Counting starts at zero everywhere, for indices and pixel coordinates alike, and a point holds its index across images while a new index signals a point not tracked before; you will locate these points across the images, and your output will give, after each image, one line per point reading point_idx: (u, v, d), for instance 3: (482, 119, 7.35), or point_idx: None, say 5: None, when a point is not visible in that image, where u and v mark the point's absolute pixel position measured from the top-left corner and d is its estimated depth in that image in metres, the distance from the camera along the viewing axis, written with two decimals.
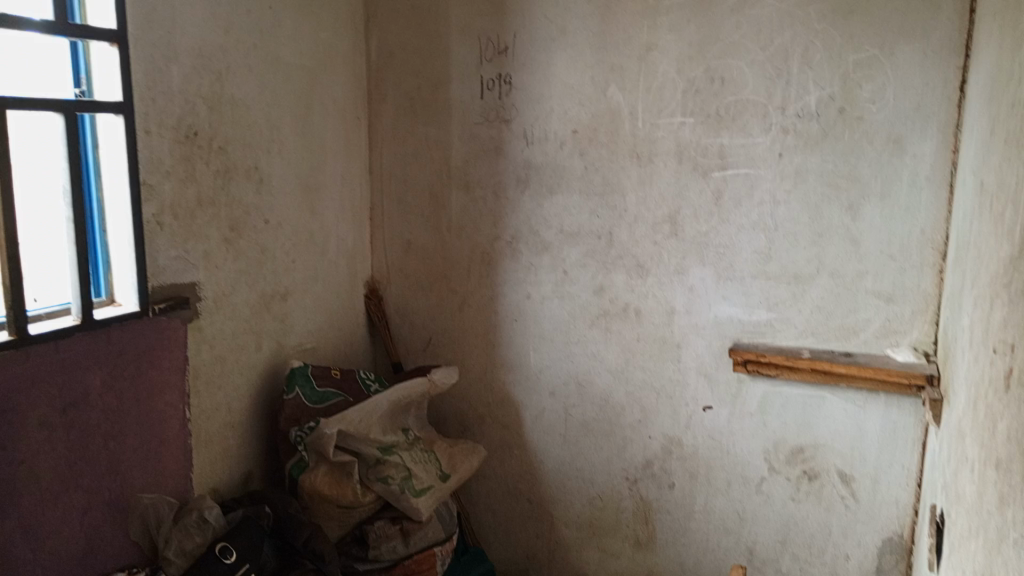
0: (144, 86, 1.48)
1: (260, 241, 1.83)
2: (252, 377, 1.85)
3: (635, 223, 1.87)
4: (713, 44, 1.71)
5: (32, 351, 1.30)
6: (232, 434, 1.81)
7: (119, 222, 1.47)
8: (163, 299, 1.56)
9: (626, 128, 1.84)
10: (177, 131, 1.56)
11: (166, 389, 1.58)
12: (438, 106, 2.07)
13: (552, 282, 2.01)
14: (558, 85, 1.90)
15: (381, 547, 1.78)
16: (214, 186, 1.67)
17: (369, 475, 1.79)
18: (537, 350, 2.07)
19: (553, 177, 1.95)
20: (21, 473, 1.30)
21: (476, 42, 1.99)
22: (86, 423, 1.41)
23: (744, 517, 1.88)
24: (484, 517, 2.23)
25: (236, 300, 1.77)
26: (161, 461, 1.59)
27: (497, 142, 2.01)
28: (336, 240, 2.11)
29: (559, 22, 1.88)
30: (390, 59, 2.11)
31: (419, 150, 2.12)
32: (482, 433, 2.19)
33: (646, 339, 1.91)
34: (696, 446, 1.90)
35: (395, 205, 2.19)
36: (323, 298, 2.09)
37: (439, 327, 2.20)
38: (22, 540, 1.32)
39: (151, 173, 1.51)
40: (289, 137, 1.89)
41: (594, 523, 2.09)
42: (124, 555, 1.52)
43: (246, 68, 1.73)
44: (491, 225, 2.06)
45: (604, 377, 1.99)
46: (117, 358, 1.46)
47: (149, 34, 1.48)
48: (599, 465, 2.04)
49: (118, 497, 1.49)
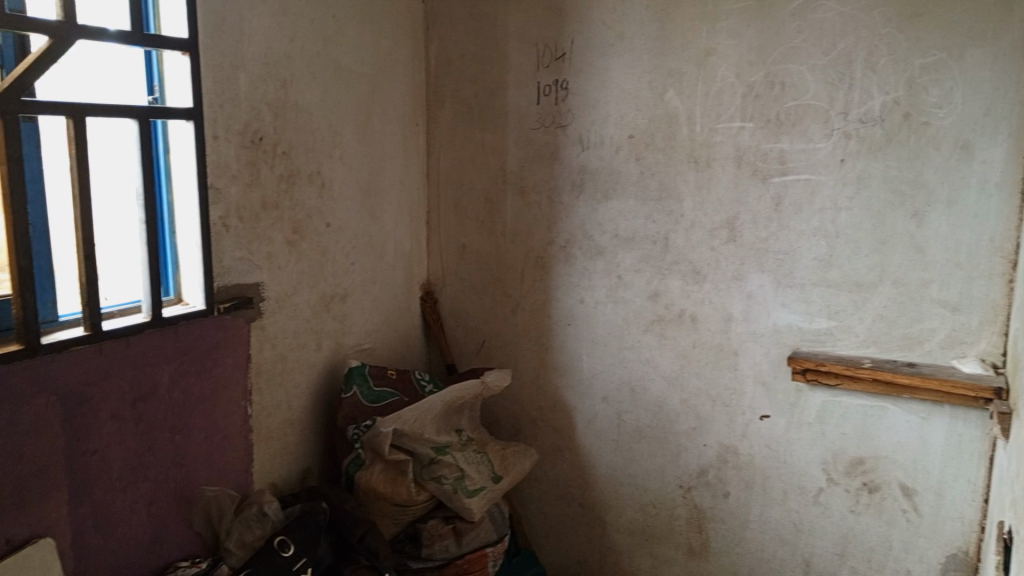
0: (213, 93, 1.54)
1: (322, 243, 1.88)
2: (312, 375, 1.89)
3: (691, 229, 1.86)
4: (774, 49, 1.69)
5: (105, 346, 1.36)
6: (292, 430, 1.85)
7: (187, 224, 1.53)
8: (228, 299, 1.62)
9: (683, 133, 1.83)
10: (243, 136, 1.62)
11: (229, 385, 1.63)
12: (495, 111, 2.09)
13: (606, 288, 2.01)
14: (615, 89, 1.90)
15: (434, 546, 1.80)
16: (278, 190, 1.72)
17: (423, 475, 1.81)
18: (590, 354, 2.07)
19: (608, 181, 1.95)
20: (95, 463, 1.36)
21: (533, 49, 2.00)
22: (155, 416, 1.47)
23: (801, 529, 1.85)
24: (535, 519, 2.24)
25: (297, 300, 1.82)
26: (224, 455, 1.64)
27: (553, 147, 2.02)
28: (394, 243, 2.15)
29: (617, 27, 1.88)
30: (448, 66, 2.15)
31: (476, 155, 2.15)
32: (535, 436, 2.20)
33: (702, 346, 1.89)
34: (753, 455, 1.87)
35: (452, 209, 2.22)
36: (381, 299, 2.13)
37: (493, 330, 2.22)
38: (94, 527, 1.38)
39: (218, 177, 1.57)
40: (350, 142, 1.93)
41: (646, 530, 2.07)
42: (187, 545, 1.57)
43: (310, 75, 1.78)
44: (545, 230, 2.07)
45: (658, 384, 1.98)
46: (183, 354, 1.52)
47: (219, 43, 1.54)
48: (653, 471, 2.03)
49: (183, 489, 1.55)
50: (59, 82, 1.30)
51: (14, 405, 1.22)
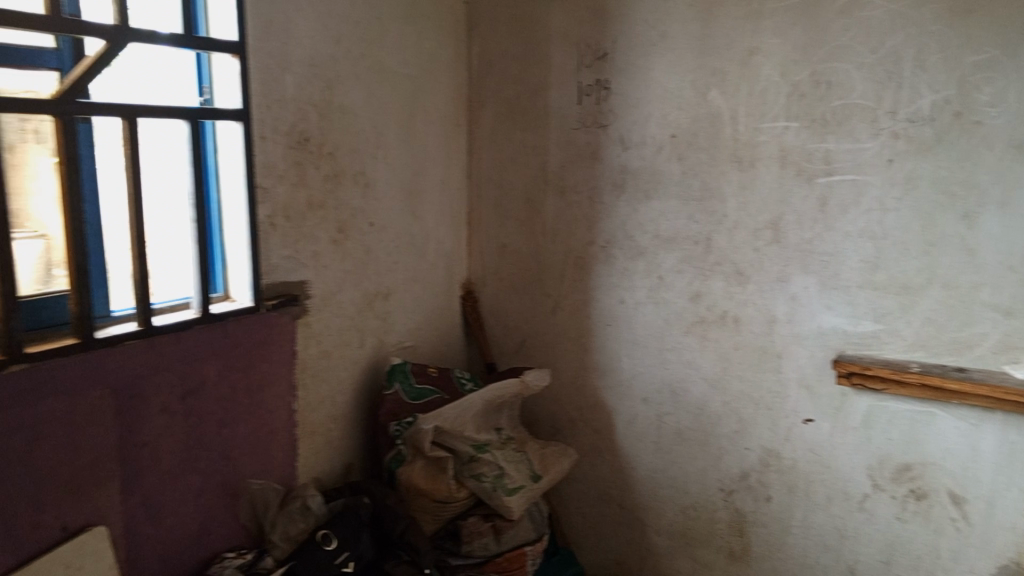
0: (261, 94, 1.57)
1: (365, 242, 1.90)
2: (355, 372, 1.92)
3: (734, 229, 1.84)
4: (820, 47, 1.66)
5: (156, 341, 1.40)
6: (335, 426, 1.89)
7: (235, 223, 1.57)
8: (275, 296, 1.65)
9: (727, 132, 1.81)
10: (290, 137, 1.65)
11: (275, 381, 1.67)
12: (536, 112, 2.09)
13: (647, 288, 2.00)
14: (657, 89, 1.89)
15: (474, 543, 1.81)
16: (323, 190, 1.75)
17: (463, 472, 1.82)
18: (629, 355, 2.06)
19: (650, 181, 1.94)
20: (146, 455, 1.40)
21: (575, 49, 2.00)
22: (203, 410, 1.51)
23: (845, 535, 1.82)
24: (575, 520, 2.24)
25: (341, 298, 1.85)
26: (269, 449, 1.68)
27: (594, 148, 2.02)
28: (435, 242, 2.17)
29: (659, 27, 1.87)
30: (490, 67, 2.16)
31: (517, 156, 2.15)
32: (574, 436, 2.20)
33: (745, 348, 1.87)
34: (795, 459, 1.85)
35: (493, 209, 2.23)
36: (423, 298, 2.15)
37: (533, 330, 2.22)
38: (145, 516, 1.42)
39: (265, 176, 1.60)
40: (393, 142, 1.96)
41: (686, 533, 2.06)
42: (233, 537, 1.61)
43: (354, 76, 1.81)
44: (586, 230, 2.07)
45: (699, 386, 1.96)
46: (231, 350, 1.55)
47: (267, 45, 1.57)
48: (693, 474, 2.01)
49: (230, 481, 1.59)
50: (114, 85, 1.34)
51: (69, 397, 1.26)
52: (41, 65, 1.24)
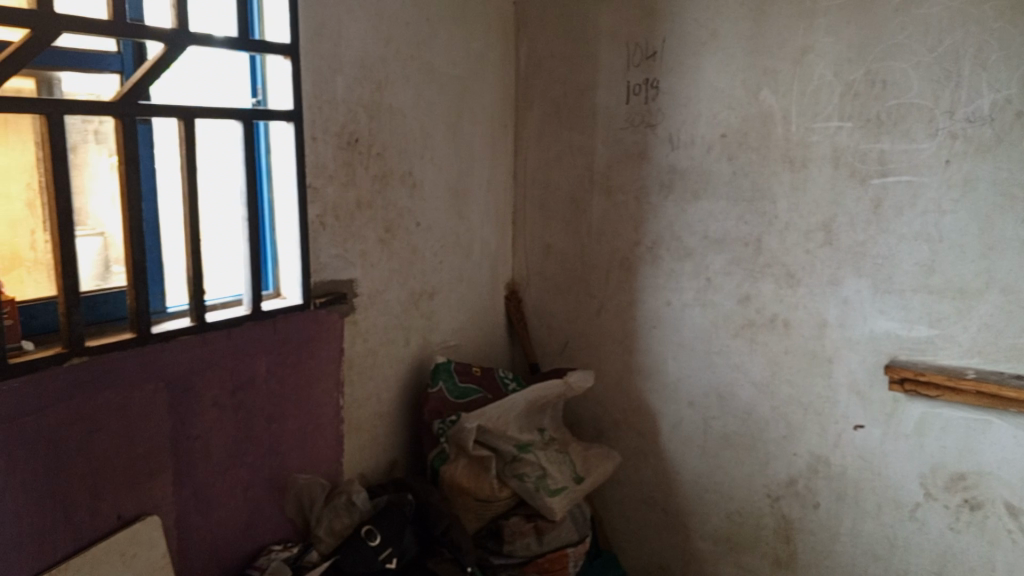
0: (312, 96, 1.60)
1: (412, 242, 1.92)
2: (400, 370, 1.95)
3: (785, 231, 1.81)
4: (875, 46, 1.63)
5: (209, 337, 1.44)
6: (380, 422, 1.91)
7: (286, 221, 1.61)
8: (323, 294, 1.68)
9: (778, 132, 1.78)
10: (340, 138, 1.68)
11: (323, 377, 1.70)
12: (584, 112, 2.09)
13: (694, 290, 1.98)
14: (707, 88, 1.87)
15: (516, 543, 1.81)
16: (372, 190, 1.78)
17: (506, 472, 1.83)
18: (676, 358, 2.04)
19: (698, 181, 1.92)
20: (197, 447, 1.44)
21: (624, 48, 1.99)
22: (252, 404, 1.54)
23: (896, 545, 1.77)
24: (617, 522, 2.23)
25: (388, 297, 1.87)
26: (316, 444, 1.71)
27: (641, 147, 2.00)
28: (480, 242, 2.18)
29: (710, 26, 1.85)
30: (538, 67, 2.16)
31: (563, 156, 2.15)
32: (618, 438, 2.19)
33: (795, 352, 1.84)
34: (845, 466, 1.81)
35: (538, 209, 2.24)
36: (467, 297, 2.16)
37: (577, 330, 2.22)
38: (195, 507, 1.46)
39: (316, 177, 1.63)
40: (440, 142, 1.97)
41: (731, 538, 2.03)
42: (280, 530, 1.65)
43: (404, 77, 1.83)
44: (632, 231, 2.06)
45: (747, 390, 1.93)
46: (281, 346, 1.58)
47: (319, 47, 1.60)
48: (740, 479, 1.99)
49: (278, 475, 1.63)
50: (172, 87, 1.38)
51: (124, 390, 1.30)
52: (103, 69, 1.30)
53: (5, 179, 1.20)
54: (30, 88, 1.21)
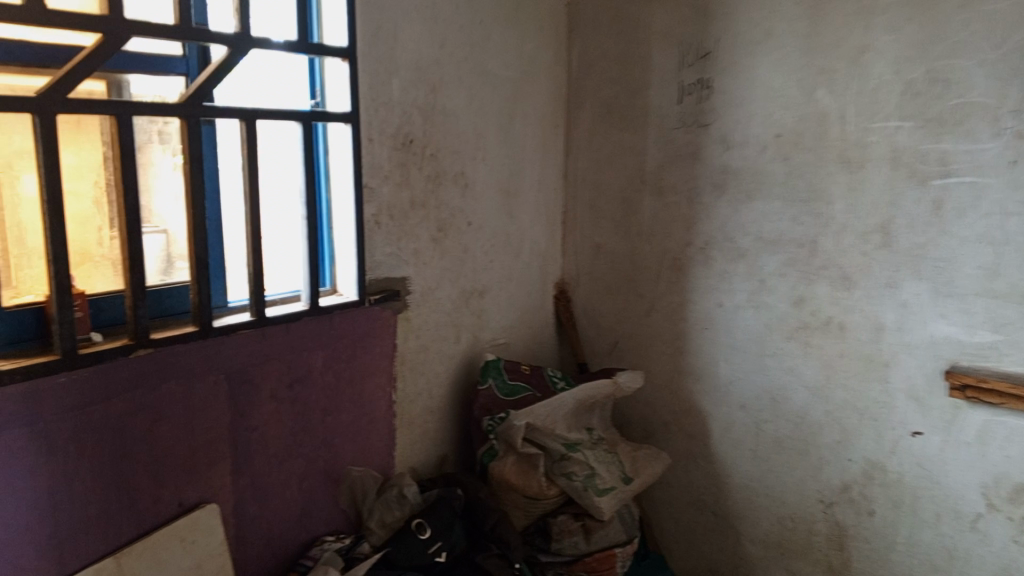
0: (369, 97, 1.63)
1: (463, 241, 1.95)
2: (451, 367, 1.97)
3: (842, 232, 1.77)
4: (937, 43, 1.59)
5: (269, 331, 1.48)
6: (432, 418, 1.94)
7: (343, 220, 1.64)
8: (378, 291, 1.72)
9: (835, 132, 1.75)
10: (395, 139, 1.71)
11: (376, 372, 1.74)
12: (636, 111, 2.08)
13: (747, 292, 1.96)
14: (762, 88, 1.85)
15: (563, 541, 1.83)
16: (425, 190, 1.80)
17: (554, 470, 1.84)
18: (728, 360, 2.02)
19: (753, 182, 1.90)
20: (256, 438, 1.49)
21: (677, 48, 1.97)
22: (308, 397, 1.58)
23: (955, 556, 1.72)
24: (666, 524, 2.22)
25: (440, 295, 1.90)
26: (369, 438, 1.75)
27: (694, 147, 1.99)
28: (530, 242, 2.20)
29: (765, 25, 1.82)
30: (591, 67, 2.17)
31: (615, 156, 2.15)
32: (667, 440, 2.18)
33: (850, 356, 1.81)
34: (902, 473, 1.77)
35: (588, 210, 2.24)
36: (517, 296, 2.18)
37: (627, 331, 2.21)
38: (253, 496, 1.51)
39: (371, 177, 1.66)
40: (492, 143, 2.00)
41: (783, 544, 2.00)
42: (334, 521, 1.69)
43: (457, 79, 1.85)
44: (684, 231, 2.04)
45: (801, 394, 1.91)
46: (337, 342, 1.62)
47: (375, 50, 1.63)
48: (792, 484, 1.96)
49: (332, 468, 1.67)
50: (235, 89, 1.43)
51: (187, 382, 1.35)
52: (169, 71, 1.36)
53: (75, 176, 1.25)
54: (101, 90, 1.27)
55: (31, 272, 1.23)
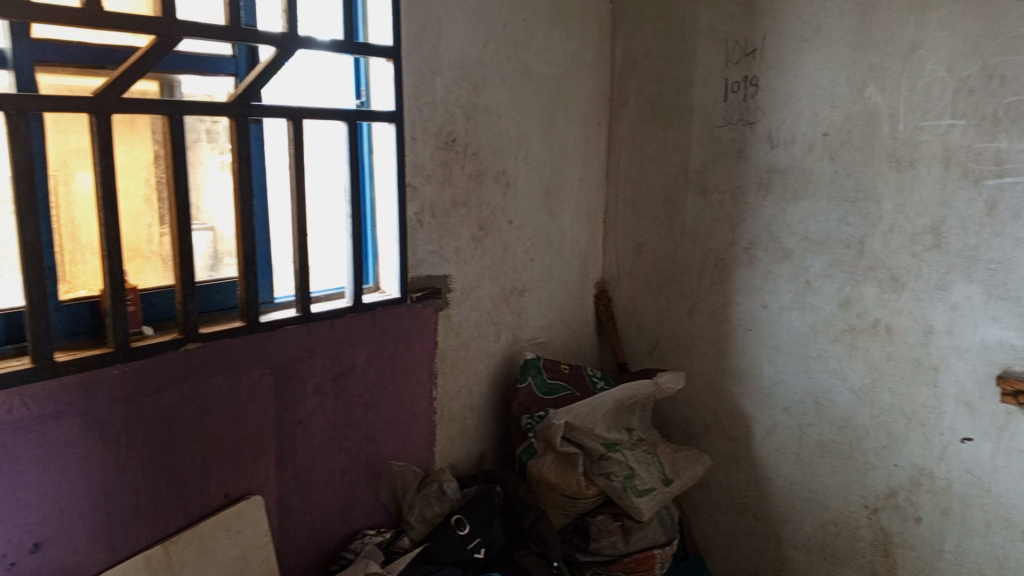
0: (413, 97, 1.65)
1: (504, 240, 1.95)
2: (491, 365, 1.98)
3: (890, 233, 1.74)
4: (993, 40, 1.55)
5: (313, 327, 1.51)
6: (471, 414, 1.95)
7: (387, 218, 1.66)
8: (420, 288, 1.74)
9: (884, 131, 1.72)
10: (438, 138, 1.72)
11: (418, 369, 1.75)
12: (680, 109, 2.07)
13: (792, 293, 1.93)
14: (809, 86, 1.82)
15: (602, 541, 1.83)
16: (467, 188, 1.82)
17: (593, 470, 1.83)
18: (771, 362, 2.00)
19: (799, 181, 1.87)
20: (300, 431, 1.52)
21: (723, 46, 1.95)
22: (351, 392, 1.60)
23: (1005, 566, 1.68)
24: (706, 527, 2.20)
25: (480, 293, 1.91)
26: (410, 433, 1.77)
27: (739, 145, 1.96)
28: (571, 240, 2.20)
29: (813, 22, 1.79)
30: (634, 66, 2.16)
31: (658, 154, 2.14)
32: (708, 442, 2.16)
33: (898, 360, 1.77)
34: (950, 480, 1.73)
35: (630, 209, 2.23)
36: (557, 295, 2.18)
37: (668, 331, 2.20)
38: (296, 489, 1.53)
39: (414, 176, 1.68)
40: (534, 141, 2.00)
41: (826, 549, 1.97)
42: (375, 515, 1.71)
43: (500, 78, 1.86)
44: (728, 231, 2.02)
45: (846, 398, 1.87)
46: (379, 338, 1.64)
47: (419, 50, 1.65)
48: (836, 489, 1.92)
49: (374, 462, 1.69)
50: (282, 89, 1.46)
51: (234, 375, 1.38)
52: (219, 71, 1.39)
53: (127, 175, 1.29)
54: (154, 90, 1.30)
55: (86, 267, 1.27)
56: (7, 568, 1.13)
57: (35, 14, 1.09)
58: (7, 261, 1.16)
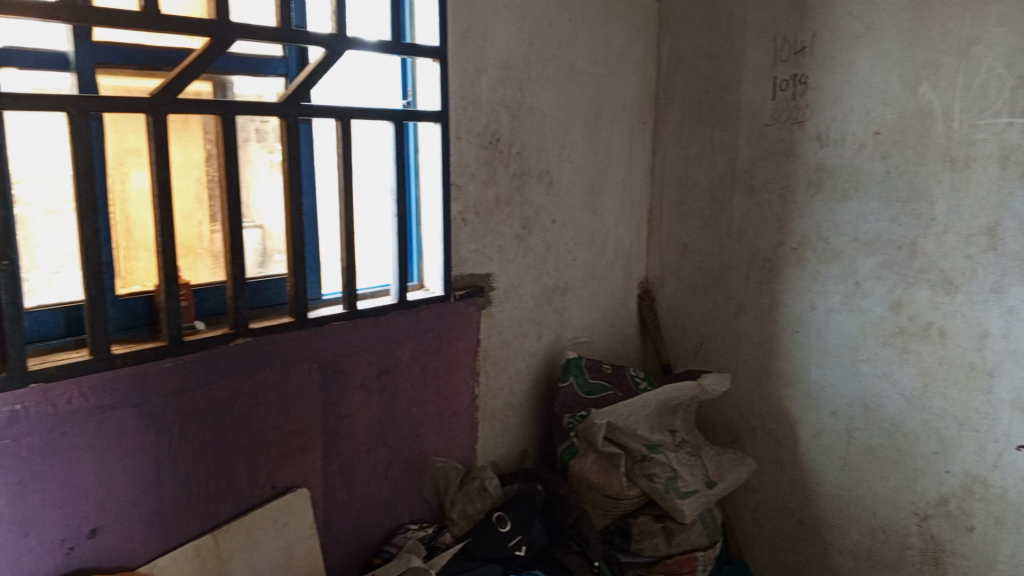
0: (458, 96, 1.66)
1: (548, 238, 1.96)
2: (533, 364, 1.99)
3: (944, 233, 1.70)
4: None
5: (359, 323, 1.53)
6: (513, 412, 1.96)
7: (432, 216, 1.68)
8: (463, 287, 1.75)
9: (938, 129, 1.68)
10: (483, 138, 1.73)
11: (460, 366, 1.77)
12: (727, 108, 2.05)
13: (841, 294, 1.89)
14: (860, 83, 1.78)
15: (644, 543, 1.83)
16: (511, 187, 1.83)
17: (635, 471, 1.83)
18: (818, 364, 1.97)
19: (849, 181, 1.84)
20: (346, 425, 1.54)
21: (771, 43, 1.93)
22: (395, 388, 1.63)
23: None
24: (750, 530, 2.18)
25: (523, 292, 1.92)
26: (452, 429, 1.78)
27: (788, 144, 1.94)
28: (615, 240, 2.19)
29: (865, 18, 1.76)
30: (681, 64, 2.14)
31: (704, 153, 2.12)
32: (752, 445, 2.14)
33: (950, 364, 1.73)
34: (1005, 488, 1.68)
35: (675, 208, 2.22)
36: (600, 294, 2.18)
37: (713, 332, 2.18)
38: (341, 483, 1.56)
39: (459, 175, 1.70)
40: (578, 140, 2.00)
41: (873, 556, 1.93)
42: (417, 510, 1.73)
43: (545, 78, 1.87)
44: (775, 231, 1.99)
45: (896, 402, 1.83)
46: (423, 335, 1.66)
47: (465, 50, 1.66)
48: (885, 495, 1.89)
49: (417, 458, 1.71)
50: (331, 90, 1.49)
51: (282, 370, 1.41)
52: (270, 72, 1.43)
53: (180, 174, 1.33)
54: (208, 91, 1.34)
55: (140, 263, 1.31)
56: (67, 552, 1.18)
57: (98, 19, 1.12)
58: (67, 256, 1.21)
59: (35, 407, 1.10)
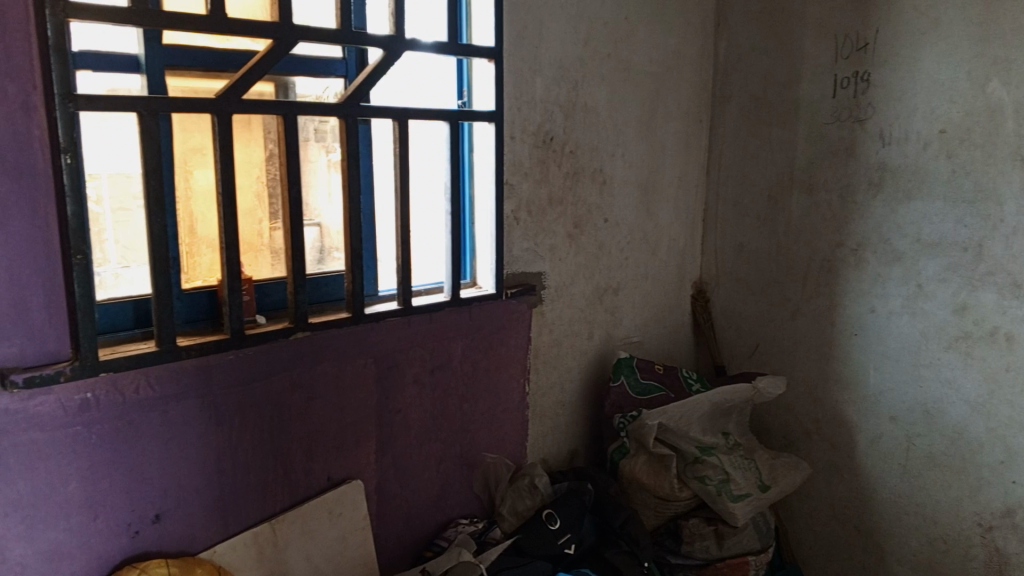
0: (513, 96, 1.68)
1: (600, 238, 1.96)
2: (584, 363, 1.99)
3: (1013, 235, 1.64)
4: None
5: (413, 319, 1.56)
6: (563, 411, 1.97)
7: (485, 215, 1.70)
8: (516, 285, 1.76)
9: (1008, 128, 1.62)
10: (536, 137, 1.74)
11: (511, 363, 1.78)
12: (786, 106, 2.01)
13: (902, 297, 1.85)
14: (926, 80, 1.73)
15: (694, 544, 1.82)
16: (564, 186, 1.83)
17: (686, 472, 1.81)
18: (877, 368, 1.92)
19: (912, 180, 1.79)
20: (399, 419, 1.57)
21: (833, 40, 1.89)
22: (447, 384, 1.65)
23: None
24: (804, 536, 2.14)
25: (574, 291, 1.92)
26: (503, 426, 1.80)
27: (848, 143, 1.89)
28: (668, 240, 2.18)
29: (932, 13, 1.71)
30: (738, 61, 2.11)
31: (761, 152, 2.09)
32: (808, 449, 2.10)
33: (1018, 370, 1.67)
34: None
35: (731, 208, 2.19)
36: (652, 294, 2.17)
37: (768, 334, 2.15)
38: (394, 476, 1.59)
39: (512, 174, 1.71)
40: (633, 139, 1.99)
41: (933, 567, 1.87)
42: (467, 505, 1.75)
43: (600, 77, 1.87)
44: (834, 231, 1.95)
45: (959, 409, 1.78)
46: (476, 332, 1.68)
47: (520, 50, 1.67)
48: (946, 504, 1.83)
49: (467, 454, 1.73)
50: (389, 91, 1.52)
51: (338, 364, 1.45)
52: (330, 73, 1.46)
53: (241, 172, 1.37)
54: (270, 91, 1.38)
55: (204, 259, 1.36)
56: (133, 536, 1.22)
57: (167, 23, 1.17)
58: (136, 252, 1.26)
59: (105, 395, 1.15)
